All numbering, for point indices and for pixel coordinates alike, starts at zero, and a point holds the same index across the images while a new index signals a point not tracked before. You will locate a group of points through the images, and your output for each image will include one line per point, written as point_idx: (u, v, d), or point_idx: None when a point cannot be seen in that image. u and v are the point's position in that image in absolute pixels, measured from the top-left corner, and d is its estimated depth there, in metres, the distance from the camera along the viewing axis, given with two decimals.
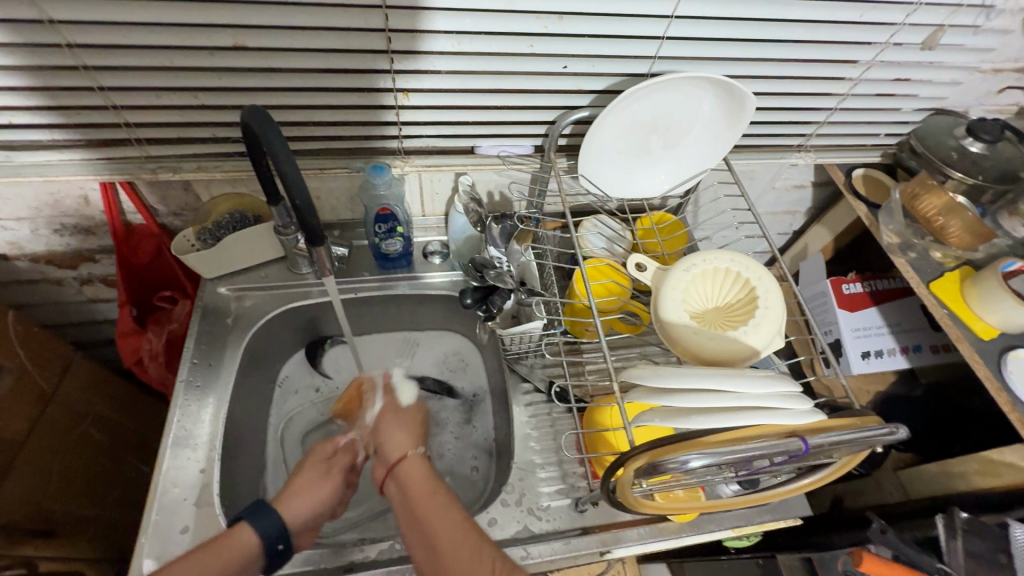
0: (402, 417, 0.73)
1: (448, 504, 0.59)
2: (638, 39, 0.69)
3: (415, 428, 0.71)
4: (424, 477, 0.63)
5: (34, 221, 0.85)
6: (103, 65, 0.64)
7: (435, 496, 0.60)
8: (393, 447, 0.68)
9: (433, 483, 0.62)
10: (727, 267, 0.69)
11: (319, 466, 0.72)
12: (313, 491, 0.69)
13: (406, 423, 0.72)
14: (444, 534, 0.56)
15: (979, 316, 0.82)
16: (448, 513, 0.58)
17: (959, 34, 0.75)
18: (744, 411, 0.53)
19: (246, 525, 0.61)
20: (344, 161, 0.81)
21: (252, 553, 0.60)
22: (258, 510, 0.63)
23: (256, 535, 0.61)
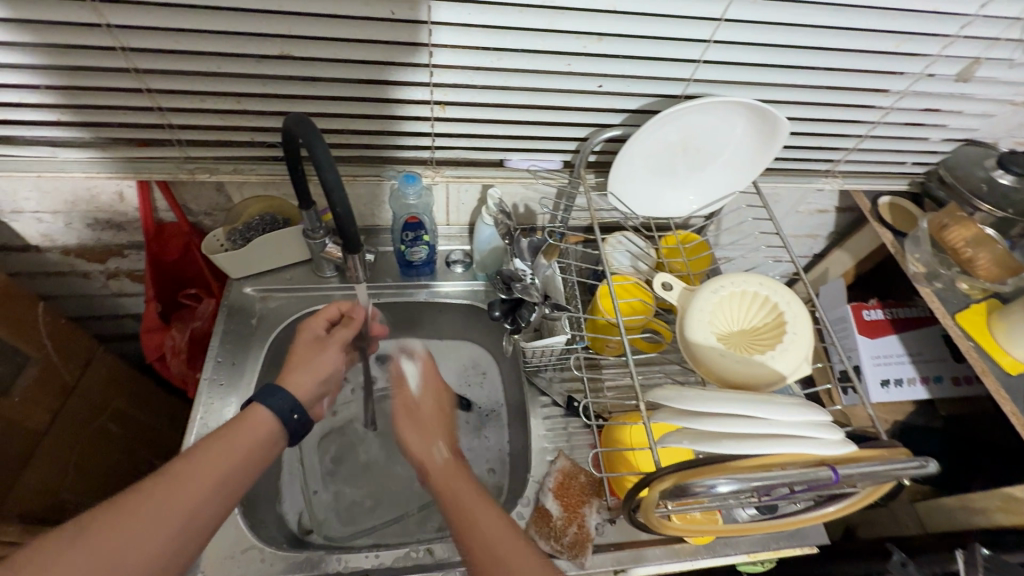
0: (419, 414, 0.69)
1: (534, 567, 0.54)
2: (674, 62, 0.70)
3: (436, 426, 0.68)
4: (491, 527, 0.57)
5: (69, 215, 0.87)
6: (151, 68, 0.65)
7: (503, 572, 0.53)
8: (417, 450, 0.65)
9: (501, 537, 0.56)
10: (755, 291, 0.69)
11: (311, 345, 0.72)
12: (315, 366, 0.69)
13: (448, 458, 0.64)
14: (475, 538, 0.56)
15: (1008, 350, 0.81)
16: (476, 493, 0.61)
17: (994, 67, 0.76)
18: (773, 438, 0.52)
19: (260, 405, 0.62)
20: (376, 169, 0.83)
21: (271, 429, 0.61)
22: (272, 391, 0.63)
23: (270, 413, 0.62)
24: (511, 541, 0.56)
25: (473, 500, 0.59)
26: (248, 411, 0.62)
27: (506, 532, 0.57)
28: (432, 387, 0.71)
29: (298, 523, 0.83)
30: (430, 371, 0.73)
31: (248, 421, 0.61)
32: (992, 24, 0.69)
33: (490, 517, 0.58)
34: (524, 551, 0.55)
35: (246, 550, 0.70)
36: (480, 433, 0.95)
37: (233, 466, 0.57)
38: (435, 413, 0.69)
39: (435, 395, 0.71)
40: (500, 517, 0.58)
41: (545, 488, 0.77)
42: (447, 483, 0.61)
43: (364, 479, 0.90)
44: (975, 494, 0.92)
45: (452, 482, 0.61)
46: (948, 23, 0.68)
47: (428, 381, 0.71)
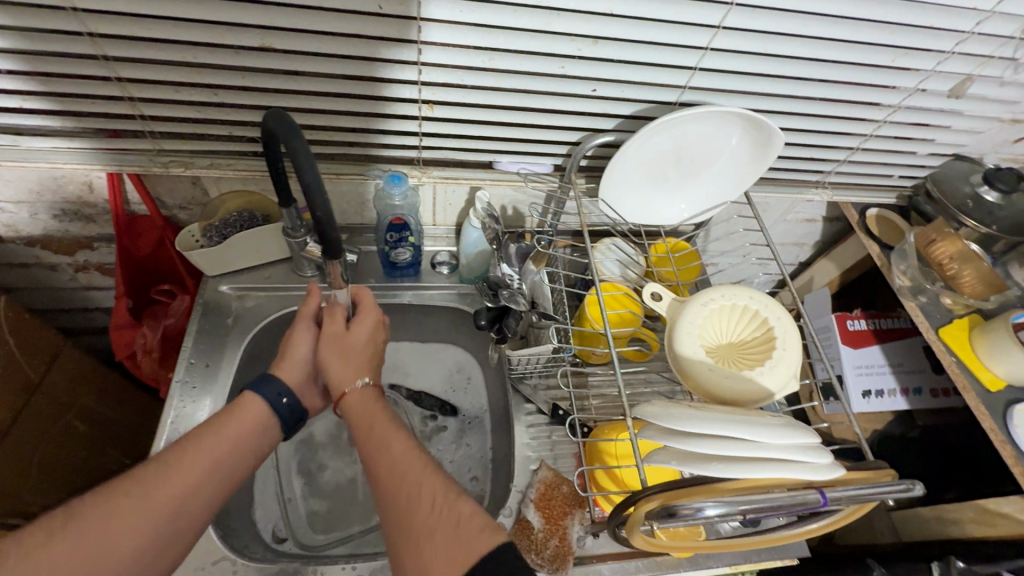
0: (346, 340, 0.68)
1: (451, 502, 0.51)
2: (670, 69, 0.69)
3: (363, 355, 0.68)
4: (409, 469, 0.54)
5: (34, 205, 0.83)
6: (123, 56, 0.61)
7: (415, 510, 0.51)
8: (337, 374, 0.66)
9: (416, 476, 0.53)
10: (746, 304, 0.69)
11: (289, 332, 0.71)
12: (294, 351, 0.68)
13: (379, 409, 0.63)
14: (393, 497, 0.53)
15: (987, 365, 0.82)
16: (401, 452, 0.56)
17: (985, 85, 0.76)
18: (763, 461, 0.51)
19: (250, 394, 0.62)
20: (361, 168, 0.80)
21: (263, 417, 0.61)
22: (262, 380, 0.64)
23: (263, 403, 0.62)
24: (427, 479, 0.53)
25: (394, 446, 0.57)
26: (238, 399, 0.61)
27: (425, 471, 0.54)
28: (365, 343, 0.69)
29: (272, 532, 0.80)
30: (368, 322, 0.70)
31: (236, 415, 0.59)
32: (986, 42, 0.69)
33: (410, 460, 0.55)
34: (441, 488, 0.52)
35: (217, 561, 0.68)
36: (463, 439, 0.94)
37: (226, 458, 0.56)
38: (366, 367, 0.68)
39: (365, 352, 0.68)
40: (420, 459, 0.56)
41: (527, 499, 0.76)
42: (374, 433, 0.59)
43: (344, 484, 0.88)
44: (950, 505, 0.93)
45: (378, 431, 0.59)
46: (944, 39, 0.67)
47: (353, 336, 0.68)
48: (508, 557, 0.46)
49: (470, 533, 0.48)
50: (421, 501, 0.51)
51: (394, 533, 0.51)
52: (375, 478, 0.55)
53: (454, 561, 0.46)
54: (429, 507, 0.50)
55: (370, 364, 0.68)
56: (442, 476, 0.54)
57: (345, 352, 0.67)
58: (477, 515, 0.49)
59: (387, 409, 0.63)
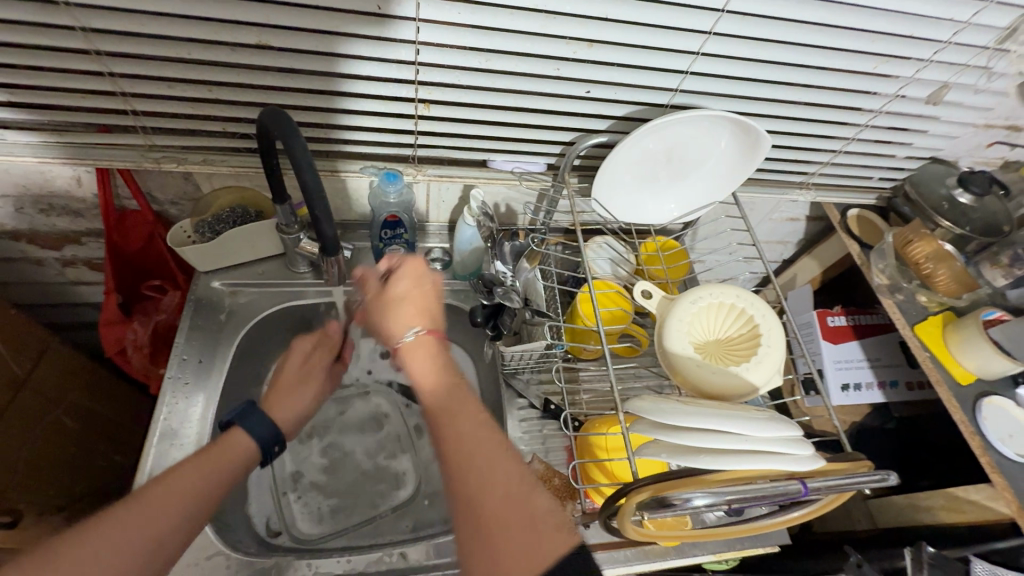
0: (401, 296, 0.67)
1: (527, 496, 0.52)
2: (662, 72, 0.70)
3: (421, 305, 0.67)
4: (484, 449, 0.54)
5: (20, 200, 0.82)
6: (116, 52, 0.61)
7: (490, 494, 0.51)
8: (392, 329, 0.65)
9: (493, 460, 0.53)
10: (733, 302, 0.71)
11: (293, 374, 0.75)
12: (293, 397, 0.73)
13: (444, 373, 0.61)
14: (467, 475, 0.52)
15: (958, 361, 0.86)
16: (476, 432, 0.55)
17: (962, 92, 0.79)
18: (748, 454, 0.53)
19: (240, 430, 0.64)
20: (356, 164, 0.80)
21: (248, 453, 0.63)
22: (252, 417, 0.66)
23: (250, 438, 0.64)
24: (502, 465, 0.53)
25: (466, 420, 0.56)
26: (228, 433, 0.63)
27: (501, 453, 0.54)
28: (421, 292, 0.68)
29: (266, 525, 0.81)
30: (416, 271, 0.69)
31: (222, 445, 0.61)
32: (962, 51, 0.72)
33: (483, 440, 0.55)
34: (516, 475, 0.53)
35: (212, 556, 0.68)
36: None
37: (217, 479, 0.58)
38: (422, 321, 0.66)
39: (421, 301, 0.67)
40: (495, 439, 0.55)
41: None
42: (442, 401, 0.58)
43: (340, 477, 0.89)
44: (922, 493, 0.97)
45: (445, 401, 0.58)
46: (923, 47, 0.70)
47: (399, 289, 0.67)
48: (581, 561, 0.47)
49: (541, 536, 0.49)
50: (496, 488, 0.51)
51: (463, 511, 0.51)
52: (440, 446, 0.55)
53: (528, 558, 0.48)
54: (503, 496, 0.51)
55: (427, 315, 0.66)
56: (515, 462, 0.54)
57: (398, 305, 0.67)
58: (553, 514, 0.51)
59: (449, 372, 0.62)
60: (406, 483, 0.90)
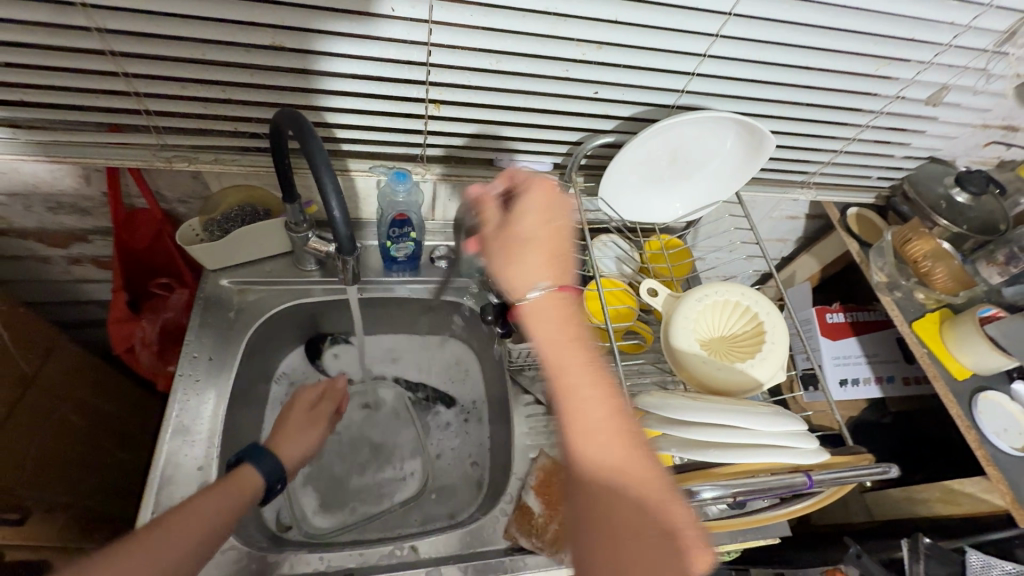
0: (531, 240, 0.59)
1: (664, 501, 0.45)
2: (669, 74, 0.71)
3: (554, 255, 0.59)
4: (614, 440, 0.48)
5: (29, 198, 0.82)
6: (130, 52, 0.61)
7: (627, 497, 0.45)
8: (519, 274, 0.57)
9: (631, 458, 0.47)
10: (738, 300, 0.72)
11: (300, 418, 0.78)
12: (299, 438, 0.75)
13: (573, 338, 0.54)
14: (603, 469, 0.46)
15: (954, 357, 0.88)
16: (611, 420, 0.49)
17: (961, 93, 0.80)
18: (754, 448, 0.55)
19: (251, 466, 0.67)
20: (366, 163, 0.81)
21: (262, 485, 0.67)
22: (263, 456, 0.69)
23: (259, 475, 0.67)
24: (639, 466, 0.47)
25: (596, 401, 0.50)
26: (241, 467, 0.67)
27: (634, 447, 0.48)
28: (550, 238, 0.60)
29: (277, 520, 0.82)
30: (543, 211, 0.61)
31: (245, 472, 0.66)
32: (962, 54, 0.73)
33: (618, 432, 0.48)
34: (653, 478, 0.46)
35: (225, 551, 0.70)
36: (463, 430, 0.97)
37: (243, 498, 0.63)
38: (550, 271, 0.58)
39: (553, 251, 0.59)
40: (627, 430, 0.49)
41: (527, 486, 0.79)
42: (570, 370, 0.51)
43: (348, 472, 0.90)
44: (919, 486, 0.99)
45: (573, 369, 0.51)
46: (925, 50, 0.72)
47: (524, 229, 0.59)
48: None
49: (678, 546, 0.43)
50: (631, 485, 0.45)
51: (593, 508, 0.45)
52: (562, 425, 0.49)
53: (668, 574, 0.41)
54: (636, 499, 0.45)
55: (555, 266, 0.59)
56: (649, 459, 0.48)
57: (523, 249, 0.59)
58: (691, 528, 0.45)
59: (579, 340, 0.54)
60: (414, 478, 0.91)
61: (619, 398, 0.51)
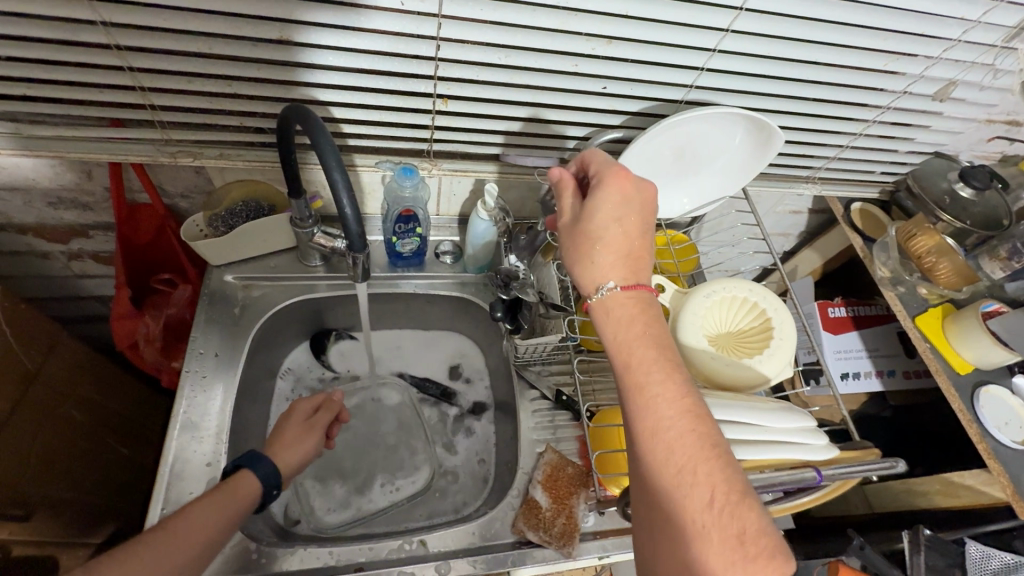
0: (601, 236, 0.58)
1: (732, 505, 0.45)
2: (677, 69, 0.71)
3: (626, 250, 0.58)
4: (683, 445, 0.48)
5: (29, 193, 0.81)
6: (135, 46, 0.60)
7: (690, 499, 0.46)
8: (590, 273, 0.58)
9: (695, 460, 0.47)
10: (746, 296, 0.73)
11: (300, 425, 0.75)
12: (297, 445, 0.72)
13: (647, 341, 0.54)
14: (666, 472, 0.48)
15: (957, 351, 0.89)
16: (678, 422, 0.49)
17: (967, 89, 0.80)
18: (765, 445, 0.55)
19: (249, 473, 0.64)
20: (372, 158, 0.81)
21: (258, 493, 0.64)
22: (261, 461, 0.65)
23: (256, 482, 0.64)
24: (705, 469, 0.47)
25: (665, 405, 0.50)
26: (238, 474, 0.64)
27: (706, 451, 0.48)
28: (627, 236, 0.58)
29: (285, 515, 0.83)
30: (616, 203, 0.58)
31: (244, 479, 0.63)
32: (971, 49, 0.73)
33: (684, 433, 0.49)
34: (722, 480, 0.46)
35: (236, 545, 0.70)
36: (470, 428, 0.97)
37: (245, 502, 0.62)
38: (623, 269, 0.57)
39: (626, 246, 0.58)
40: (702, 435, 0.48)
41: (534, 480, 0.79)
42: (639, 376, 0.52)
43: (356, 468, 0.90)
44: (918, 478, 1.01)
45: (644, 374, 0.52)
46: (934, 45, 0.71)
47: (594, 226, 0.58)
48: None
49: (744, 559, 0.43)
50: (698, 491, 0.46)
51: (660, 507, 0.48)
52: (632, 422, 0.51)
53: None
54: (703, 501, 0.45)
55: (629, 266, 0.58)
56: (723, 464, 0.47)
57: (594, 246, 0.58)
58: (762, 534, 0.44)
59: (648, 339, 0.54)
60: (421, 471, 0.91)
61: (693, 401, 0.51)
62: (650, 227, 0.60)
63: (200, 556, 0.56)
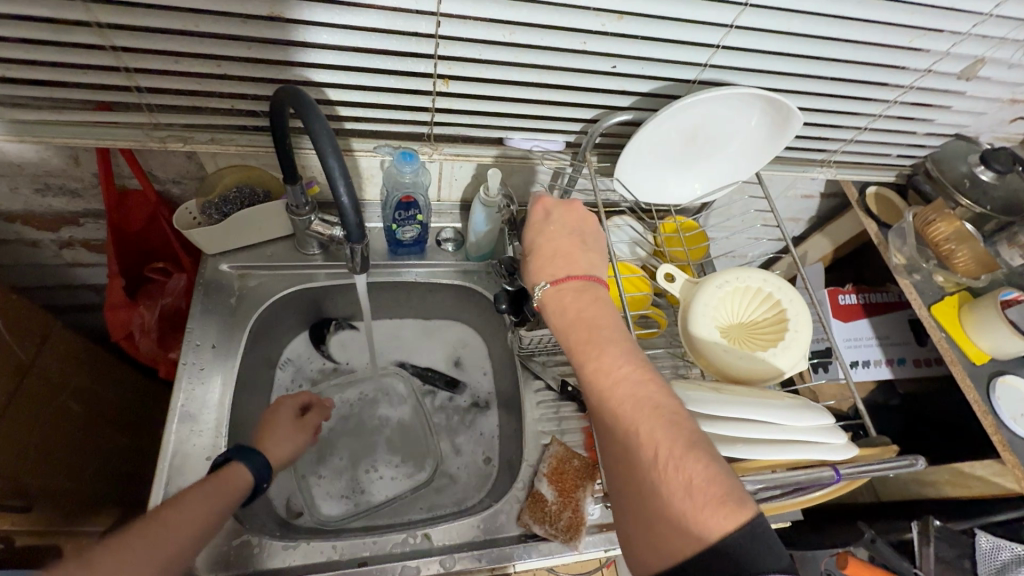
0: (535, 244, 0.62)
1: (679, 455, 0.44)
2: (692, 46, 0.67)
3: (562, 252, 0.61)
4: (627, 408, 0.48)
5: (14, 179, 0.78)
6: (117, 24, 0.57)
7: (638, 459, 0.46)
8: (529, 279, 0.61)
9: (639, 418, 0.47)
10: (760, 286, 0.70)
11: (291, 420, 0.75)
12: (288, 441, 0.72)
13: (589, 322, 0.55)
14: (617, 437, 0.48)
15: (974, 340, 0.87)
16: (623, 387, 0.49)
17: (995, 67, 0.76)
18: (784, 445, 0.53)
19: (240, 465, 0.63)
20: (371, 143, 0.77)
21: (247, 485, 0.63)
22: (251, 454, 0.65)
23: (246, 474, 0.63)
24: (648, 425, 0.46)
25: (610, 373, 0.51)
26: (229, 466, 0.63)
27: (650, 413, 0.47)
28: (561, 234, 0.62)
29: (286, 507, 0.82)
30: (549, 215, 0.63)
31: (232, 470, 0.63)
32: (1001, 24, 0.69)
33: (628, 396, 0.49)
34: (667, 433, 0.45)
35: (238, 540, 0.69)
36: (474, 421, 0.95)
37: (235, 493, 0.61)
38: (557, 270, 0.60)
39: (559, 249, 0.61)
40: (643, 398, 0.48)
41: (540, 473, 0.77)
42: (583, 354, 0.53)
43: (359, 461, 0.89)
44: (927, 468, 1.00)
45: (586, 353, 0.53)
46: (963, 21, 0.67)
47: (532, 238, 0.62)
48: (754, 538, 0.39)
49: (696, 508, 0.41)
50: (646, 450, 0.45)
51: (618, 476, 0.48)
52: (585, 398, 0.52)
53: (688, 534, 0.41)
54: (650, 457, 0.45)
55: (563, 262, 0.60)
56: (667, 419, 0.46)
57: (533, 255, 0.61)
58: (711, 480, 0.42)
59: (591, 316, 0.56)
60: (424, 466, 0.89)
61: (639, 367, 0.51)
62: (583, 226, 0.63)
63: (192, 546, 0.54)
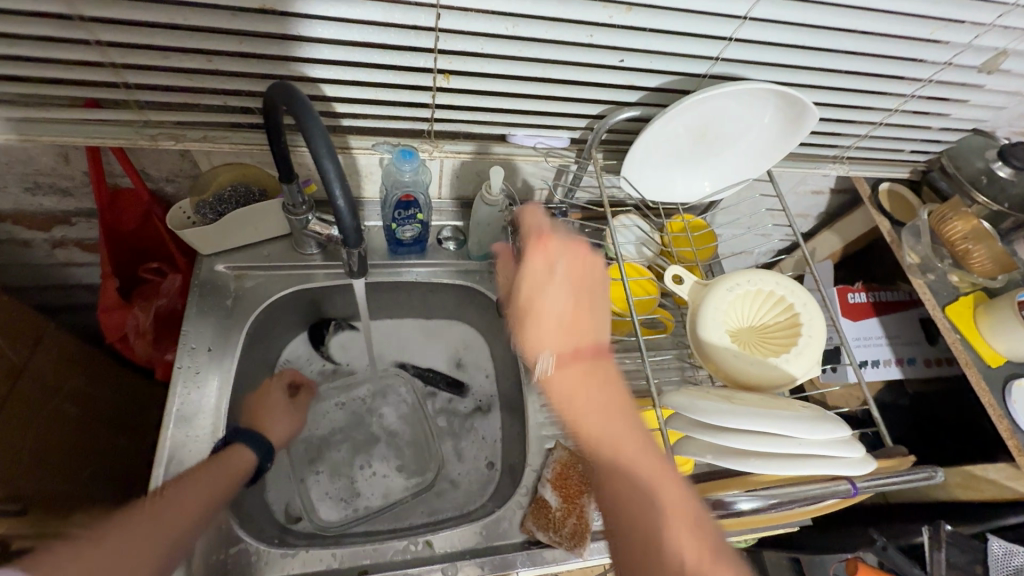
0: (540, 311, 0.61)
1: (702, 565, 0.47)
2: (703, 39, 0.64)
3: (567, 318, 0.61)
4: (648, 513, 0.50)
5: (3, 177, 0.76)
6: (102, 17, 0.54)
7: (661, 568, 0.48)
8: (532, 348, 0.60)
9: (664, 526, 0.49)
10: (772, 289, 0.68)
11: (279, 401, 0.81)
12: (281, 419, 0.79)
13: (603, 409, 0.56)
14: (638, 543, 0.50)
15: (988, 340, 0.85)
16: (643, 490, 0.51)
17: (1018, 60, 0.73)
18: (800, 458, 0.51)
19: (239, 447, 0.70)
20: (369, 140, 0.75)
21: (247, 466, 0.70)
22: (247, 437, 0.72)
23: (249, 454, 0.70)
24: (671, 533, 0.49)
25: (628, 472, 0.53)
26: (228, 449, 0.69)
27: (674, 518, 0.50)
28: (565, 294, 0.61)
29: (286, 511, 0.80)
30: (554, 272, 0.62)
31: (227, 458, 0.68)
32: None
33: (648, 499, 0.51)
34: (691, 543, 0.48)
35: (234, 548, 0.67)
36: (476, 424, 0.93)
37: (228, 481, 0.66)
38: (563, 342, 0.60)
39: (565, 318, 0.61)
40: (663, 502, 0.51)
41: (544, 479, 0.75)
42: (600, 449, 0.54)
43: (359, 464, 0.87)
44: None
45: (601, 446, 0.54)
46: (987, 11, 0.64)
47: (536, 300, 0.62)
48: None
49: None
50: (672, 557, 0.48)
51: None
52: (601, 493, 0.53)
53: None
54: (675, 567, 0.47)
55: (568, 333, 0.60)
56: (689, 526, 0.50)
57: (537, 318, 0.61)
58: None
59: (603, 403, 0.57)
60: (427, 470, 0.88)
61: (655, 462, 0.53)
62: (590, 284, 0.63)
63: (185, 531, 0.60)
